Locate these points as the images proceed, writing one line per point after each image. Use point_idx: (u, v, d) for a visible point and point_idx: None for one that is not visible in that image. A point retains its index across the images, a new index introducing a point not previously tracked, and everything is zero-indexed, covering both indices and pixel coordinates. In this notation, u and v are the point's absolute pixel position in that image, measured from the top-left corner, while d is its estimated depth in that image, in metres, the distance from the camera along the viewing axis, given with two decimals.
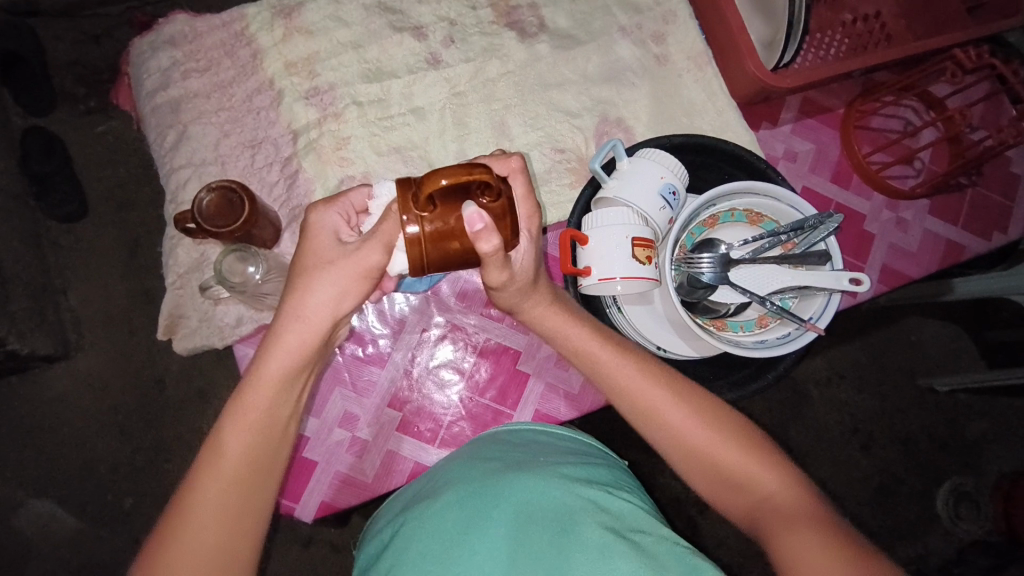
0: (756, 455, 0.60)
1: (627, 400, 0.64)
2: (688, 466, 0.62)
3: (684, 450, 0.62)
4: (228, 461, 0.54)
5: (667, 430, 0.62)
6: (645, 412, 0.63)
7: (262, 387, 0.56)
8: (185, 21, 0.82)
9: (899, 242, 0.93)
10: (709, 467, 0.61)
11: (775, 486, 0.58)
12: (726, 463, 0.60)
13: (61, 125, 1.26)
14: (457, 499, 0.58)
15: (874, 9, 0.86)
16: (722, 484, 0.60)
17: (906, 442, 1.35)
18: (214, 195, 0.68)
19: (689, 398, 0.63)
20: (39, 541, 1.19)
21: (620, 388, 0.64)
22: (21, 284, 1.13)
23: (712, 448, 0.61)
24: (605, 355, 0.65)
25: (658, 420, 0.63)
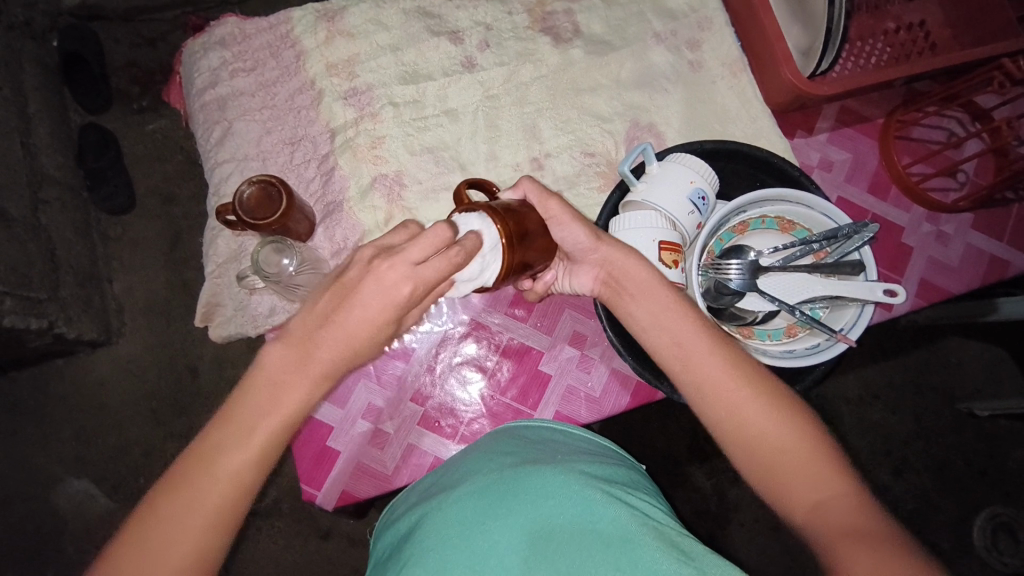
0: (814, 450, 0.53)
1: (679, 371, 0.58)
2: (739, 452, 0.55)
3: (739, 431, 0.55)
4: (215, 483, 0.48)
5: (721, 407, 0.56)
6: (698, 386, 0.57)
7: (297, 368, 0.51)
8: (235, 23, 0.86)
9: (939, 256, 0.90)
10: (759, 457, 0.54)
11: (830, 490, 0.51)
12: (779, 454, 0.53)
13: (115, 122, 1.33)
14: (476, 491, 0.59)
15: (918, 18, 0.84)
16: (770, 478, 0.53)
17: (942, 468, 1.30)
18: (254, 188, 0.70)
19: (749, 379, 0.56)
20: (74, 518, 1.24)
21: (674, 357, 0.59)
22: (72, 270, 1.19)
23: (767, 431, 0.54)
24: (664, 319, 0.60)
25: (713, 395, 0.56)
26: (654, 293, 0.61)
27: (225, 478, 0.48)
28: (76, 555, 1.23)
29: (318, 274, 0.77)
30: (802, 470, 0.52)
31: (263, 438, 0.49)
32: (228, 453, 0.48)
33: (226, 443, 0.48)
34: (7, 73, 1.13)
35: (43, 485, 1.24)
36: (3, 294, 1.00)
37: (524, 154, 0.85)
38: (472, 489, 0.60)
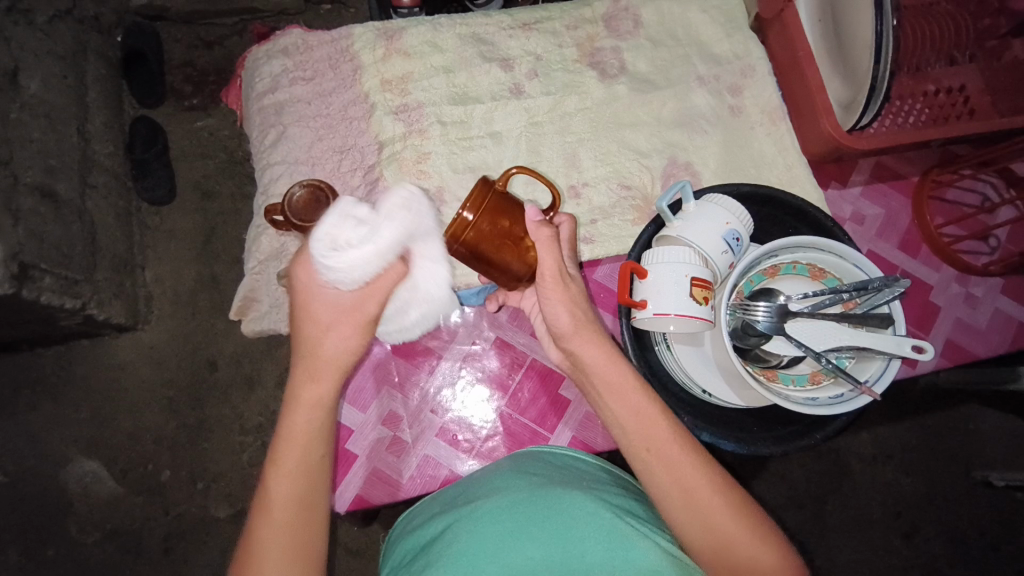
0: (772, 546, 0.56)
1: (649, 468, 0.59)
2: (697, 549, 0.57)
3: (706, 534, 0.56)
4: (277, 507, 0.57)
5: (688, 505, 0.57)
6: (669, 485, 0.58)
7: (292, 438, 0.59)
8: (299, 34, 0.90)
9: (966, 318, 0.90)
10: (719, 555, 0.56)
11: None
12: (738, 555, 0.55)
13: (166, 116, 1.39)
14: (504, 504, 0.60)
15: (959, 82, 0.85)
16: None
17: (953, 536, 1.27)
18: (304, 191, 0.73)
19: (715, 477, 0.58)
20: (80, 498, 1.26)
21: (643, 456, 0.60)
22: (109, 255, 1.23)
23: (731, 531, 0.56)
24: (634, 422, 0.61)
25: (681, 494, 0.58)
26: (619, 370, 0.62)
27: (281, 499, 0.58)
28: (78, 535, 1.25)
29: None
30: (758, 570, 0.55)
31: (298, 456, 0.59)
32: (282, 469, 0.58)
33: (275, 466, 0.58)
34: (71, 62, 1.19)
35: (54, 462, 1.26)
36: (43, 272, 1.04)
37: (564, 181, 0.88)
38: (499, 506, 0.60)
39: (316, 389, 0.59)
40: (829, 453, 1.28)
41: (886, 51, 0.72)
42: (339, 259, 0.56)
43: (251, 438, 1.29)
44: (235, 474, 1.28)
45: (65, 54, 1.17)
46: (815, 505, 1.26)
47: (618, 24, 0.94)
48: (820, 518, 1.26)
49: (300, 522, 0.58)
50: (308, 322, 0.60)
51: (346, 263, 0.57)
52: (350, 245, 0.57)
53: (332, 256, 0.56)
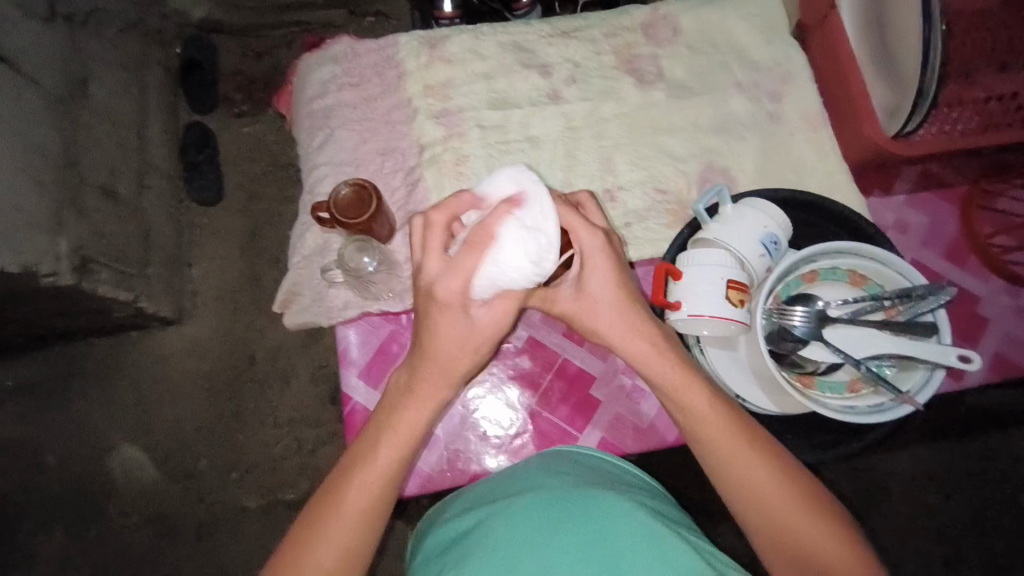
0: (831, 525, 0.58)
1: (710, 454, 0.61)
2: (760, 531, 0.59)
3: (768, 518, 0.59)
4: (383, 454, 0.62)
5: (751, 489, 0.59)
6: (728, 471, 0.60)
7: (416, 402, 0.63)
8: (348, 43, 0.94)
9: (1017, 332, 0.86)
10: (786, 538, 0.58)
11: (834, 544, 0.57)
12: (804, 540, 0.57)
13: (218, 122, 1.46)
14: (539, 500, 0.61)
15: (1010, 89, 0.83)
16: (792, 560, 0.58)
17: (1002, 567, 1.21)
18: (350, 191, 0.79)
19: (778, 466, 0.60)
20: (123, 483, 1.32)
21: (703, 443, 0.62)
22: (161, 251, 1.30)
23: (796, 516, 0.58)
24: (690, 414, 0.62)
25: (740, 482, 0.60)
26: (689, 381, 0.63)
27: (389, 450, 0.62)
28: (120, 519, 1.31)
29: (393, 276, 0.84)
30: (821, 552, 0.57)
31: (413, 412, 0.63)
32: (353, 476, 0.60)
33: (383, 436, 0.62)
34: (135, 71, 1.27)
35: (101, 448, 1.33)
36: (101, 266, 1.10)
37: (598, 184, 0.89)
38: (539, 500, 0.61)
39: (418, 389, 0.64)
40: (867, 472, 1.24)
41: (935, 55, 0.71)
42: (510, 275, 0.57)
43: (285, 432, 1.33)
44: (267, 467, 1.32)
45: (130, 64, 1.25)
46: None
47: (656, 31, 0.95)
48: None
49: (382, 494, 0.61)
50: (437, 358, 0.63)
51: (512, 276, 0.57)
52: (524, 255, 0.56)
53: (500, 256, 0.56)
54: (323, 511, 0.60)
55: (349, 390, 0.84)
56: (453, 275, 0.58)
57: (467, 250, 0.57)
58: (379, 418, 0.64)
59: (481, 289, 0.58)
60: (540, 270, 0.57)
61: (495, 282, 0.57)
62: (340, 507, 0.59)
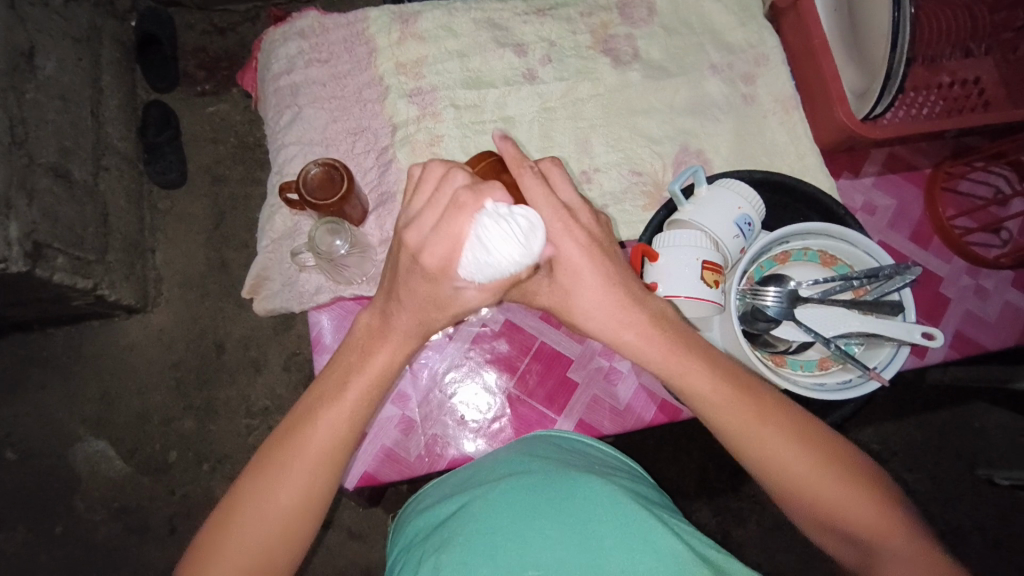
0: (824, 467, 0.58)
1: (720, 420, 0.60)
2: (778, 487, 0.59)
3: (783, 476, 0.59)
4: (330, 418, 0.58)
5: (763, 451, 0.59)
6: (739, 436, 0.60)
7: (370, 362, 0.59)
8: (315, 17, 0.90)
9: (976, 309, 0.90)
10: (804, 493, 0.58)
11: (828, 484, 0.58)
12: (821, 495, 0.58)
13: (179, 101, 1.40)
14: (525, 484, 0.61)
15: (973, 74, 0.85)
16: (812, 512, 0.59)
17: (957, 534, 1.27)
18: (320, 170, 0.77)
19: (788, 428, 0.59)
20: (88, 478, 1.27)
21: (712, 411, 0.61)
22: (121, 237, 1.24)
23: (811, 473, 0.58)
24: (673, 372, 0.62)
25: (751, 446, 0.59)
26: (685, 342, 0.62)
27: (339, 413, 0.58)
28: (85, 514, 1.27)
29: (367, 259, 0.82)
30: (819, 493, 0.58)
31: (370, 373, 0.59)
32: (295, 456, 0.56)
33: (338, 395, 0.58)
34: (87, 45, 1.20)
35: (62, 442, 1.28)
36: (56, 252, 1.04)
37: (574, 166, 0.89)
38: (526, 484, 0.61)
39: (376, 360, 0.60)
40: None
41: (903, 37, 0.71)
42: (493, 250, 0.52)
43: (257, 421, 1.30)
44: (240, 457, 1.29)
45: (80, 37, 1.18)
46: None
47: (632, 11, 0.94)
48: None
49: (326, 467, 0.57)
50: (379, 353, 0.59)
51: (494, 250, 0.52)
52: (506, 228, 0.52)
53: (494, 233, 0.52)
54: (261, 479, 0.56)
55: None
56: (441, 241, 0.53)
57: (455, 213, 0.52)
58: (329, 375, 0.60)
59: (465, 269, 0.54)
60: (523, 245, 0.53)
61: (478, 260, 0.53)
62: (254, 506, 0.55)
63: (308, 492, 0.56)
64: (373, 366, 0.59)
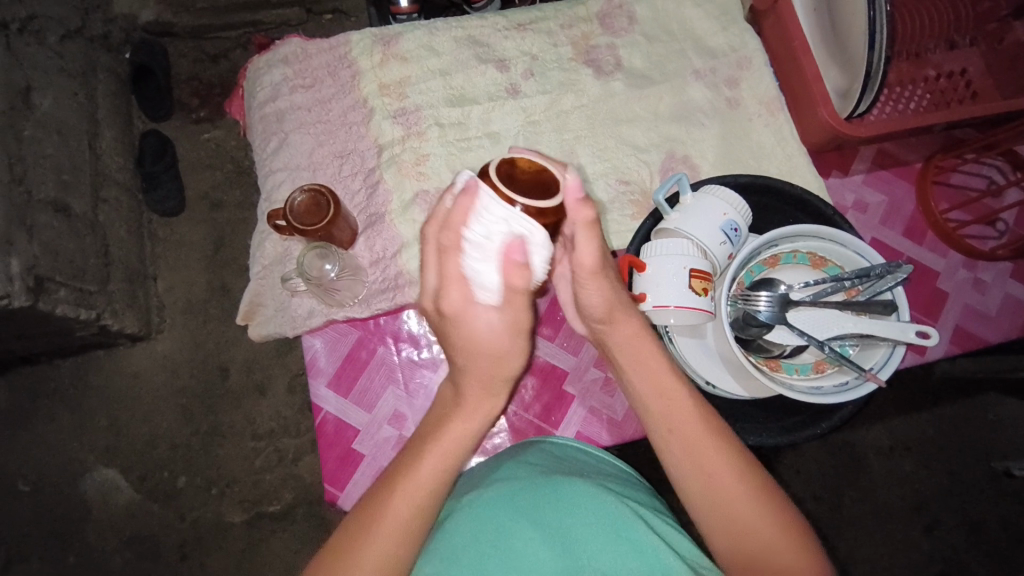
0: (771, 509, 0.57)
1: (667, 443, 0.60)
2: (708, 519, 0.58)
3: (715, 500, 0.58)
4: (418, 483, 0.55)
5: (700, 472, 0.58)
6: (681, 454, 0.59)
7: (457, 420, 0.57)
8: (298, 43, 0.92)
9: (975, 303, 0.88)
10: (734, 530, 0.57)
11: (770, 528, 0.56)
12: (747, 525, 0.57)
13: (174, 130, 1.41)
14: (502, 492, 0.60)
15: (960, 66, 0.85)
16: (739, 547, 0.57)
17: (975, 529, 1.25)
18: (306, 197, 0.77)
19: (734, 456, 0.59)
20: (98, 507, 1.28)
21: (656, 420, 0.61)
22: (122, 267, 1.25)
23: (747, 507, 0.57)
24: (652, 394, 0.62)
25: (693, 467, 0.59)
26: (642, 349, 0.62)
27: (425, 475, 0.56)
28: (97, 543, 1.27)
29: (357, 281, 0.84)
30: (763, 538, 0.56)
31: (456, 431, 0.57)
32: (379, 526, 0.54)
33: (422, 455, 0.56)
34: (82, 80, 1.22)
35: (73, 472, 1.29)
36: (58, 285, 1.06)
37: None
38: (503, 492, 0.60)
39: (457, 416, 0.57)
40: (844, 446, 1.26)
41: (880, 34, 0.72)
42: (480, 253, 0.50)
43: (264, 443, 1.30)
44: (248, 480, 1.29)
45: (75, 73, 1.20)
46: (831, 499, 1.25)
47: (613, 21, 0.94)
48: (834, 511, 1.24)
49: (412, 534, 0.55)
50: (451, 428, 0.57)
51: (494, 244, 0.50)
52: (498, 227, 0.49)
53: (482, 261, 0.49)
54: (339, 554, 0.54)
55: (319, 400, 0.83)
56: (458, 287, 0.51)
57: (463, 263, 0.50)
58: (413, 442, 0.58)
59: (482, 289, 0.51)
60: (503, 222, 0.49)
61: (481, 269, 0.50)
62: None
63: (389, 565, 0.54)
64: (446, 442, 0.57)
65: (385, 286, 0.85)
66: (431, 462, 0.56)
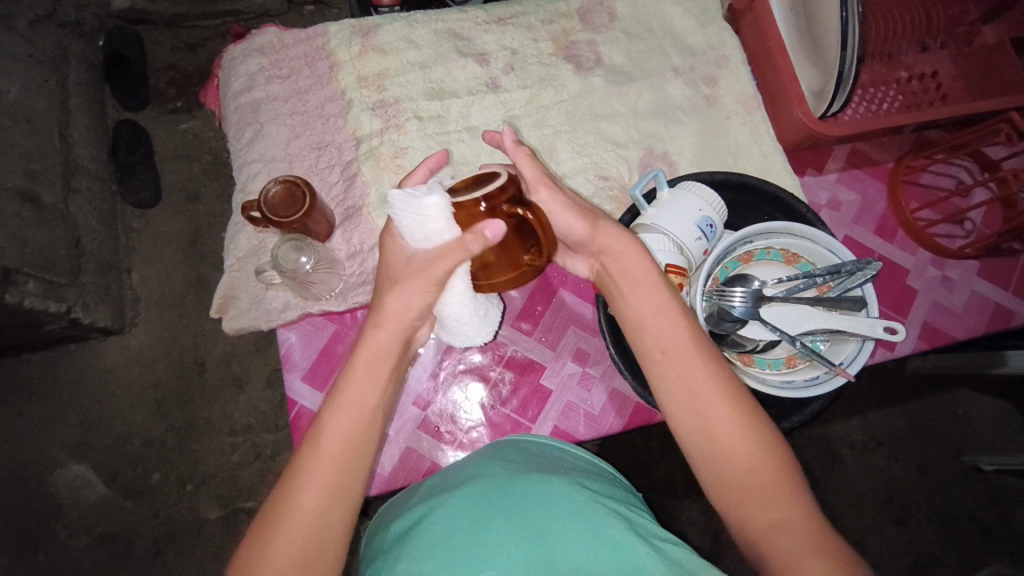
0: (760, 443, 0.57)
1: (658, 369, 0.60)
2: (698, 451, 0.58)
3: (706, 429, 0.57)
4: (359, 389, 0.57)
5: (690, 397, 0.58)
6: (674, 378, 0.59)
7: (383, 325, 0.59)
8: (275, 33, 0.90)
9: (943, 300, 0.91)
10: (724, 471, 0.57)
11: (758, 460, 0.56)
12: (734, 458, 0.56)
13: (149, 119, 1.38)
14: (479, 491, 0.60)
15: (930, 69, 0.87)
16: (727, 481, 0.56)
17: (944, 521, 1.28)
18: (281, 188, 0.76)
19: (722, 382, 0.58)
20: (69, 504, 1.25)
21: (648, 344, 0.61)
22: (94, 259, 1.22)
23: (733, 437, 0.57)
24: (649, 316, 0.61)
25: (684, 393, 0.59)
26: (631, 273, 0.62)
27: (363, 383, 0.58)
28: (69, 541, 1.25)
29: (333, 275, 0.83)
30: (751, 472, 0.56)
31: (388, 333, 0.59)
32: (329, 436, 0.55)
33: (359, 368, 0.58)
34: (53, 67, 1.18)
35: (43, 468, 1.26)
36: (27, 276, 1.03)
37: None
38: (482, 489, 0.61)
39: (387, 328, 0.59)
40: (818, 440, 1.29)
41: (852, 37, 0.72)
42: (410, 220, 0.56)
43: (242, 439, 1.28)
44: (225, 476, 1.27)
45: (45, 59, 1.17)
46: None
47: (593, 17, 0.94)
48: None
49: (361, 442, 0.56)
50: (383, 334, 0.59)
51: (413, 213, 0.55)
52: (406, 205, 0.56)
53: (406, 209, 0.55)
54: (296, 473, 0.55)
55: (294, 394, 0.82)
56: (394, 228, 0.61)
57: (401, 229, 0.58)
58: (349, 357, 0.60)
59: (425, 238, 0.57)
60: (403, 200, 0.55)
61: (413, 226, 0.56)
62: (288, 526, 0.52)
63: (343, 471, 0.55)
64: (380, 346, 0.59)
65: (362, 279, 0.84)
66: (367, 367, 0.58)
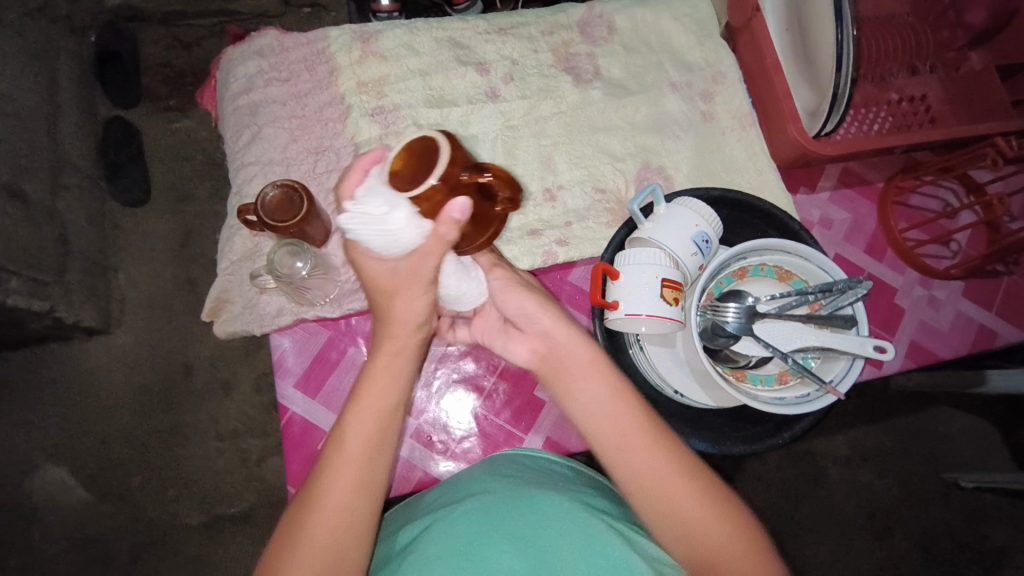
0: (726, 521, 0.56)
1: (613, 457, 0.58)
2: (662, 533, 0.57)
3: (667, 514, 0.56)
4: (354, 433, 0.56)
5: (648, 483, 0.57)
6: (631, 467, 0.57)
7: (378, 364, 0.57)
8: (275, 35, 0.90)
9: (929, 319, 0.92)
10: (687, 539, 0.56)
11: (728, 537, 0.55)
12: (699, 539, 0.55)
13: (141, 117, 1.36)
14: (475, 506, 0.60)
15: (920, 91, 0.89)
16: (694, 563, 0.56)
17: (926, 537, 1.29)
18: (278, 192, 0.76)
19: (677, 465, 0.57)
20: (46, 507, 1.23)
21: (597, 432, 0.59)
22: (80, 257, 1.20)
23: (696, 518, 0.56)
24: (598, 405, 0.59)
25: (639, 482, 0.57)
26: (579, 357, 0.60)
27: (362, 425, 0.56)
28: (44, 545, 1.22)
29: (329, 281, 0.82)
30: (721, 551, 0.55)
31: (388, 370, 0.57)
32: (329, 483, 0.54)
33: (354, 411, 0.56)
34: (43, 61, 1.17)
35: (20, 470, 1.23)
36: (10, 274, 1.01)
37: (539, 185, 0.89)
38: (478, 505, 0.60)
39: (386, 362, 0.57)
40: (804, 454, 1.30)
41: (847, 59, 0.74)
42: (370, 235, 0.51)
43: (227, 444, 1.26)
44: (208, 481, 1.25)
45: (36, 52, 1.15)
46: (790, 506, 1.29)
47: (593, 30, 0.95)
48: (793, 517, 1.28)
49: (363, 487, 0.55)
50: (377, 376, 0.57)
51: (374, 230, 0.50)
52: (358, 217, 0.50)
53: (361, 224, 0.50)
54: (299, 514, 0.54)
55: (286, 400, 0.81)
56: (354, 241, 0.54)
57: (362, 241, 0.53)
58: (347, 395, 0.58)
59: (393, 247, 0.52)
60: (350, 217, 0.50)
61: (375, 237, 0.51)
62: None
63: (347, 516, 0.54)
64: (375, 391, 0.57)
65: (358, 286, 0.84)
66: (363, 410, 0.56)
